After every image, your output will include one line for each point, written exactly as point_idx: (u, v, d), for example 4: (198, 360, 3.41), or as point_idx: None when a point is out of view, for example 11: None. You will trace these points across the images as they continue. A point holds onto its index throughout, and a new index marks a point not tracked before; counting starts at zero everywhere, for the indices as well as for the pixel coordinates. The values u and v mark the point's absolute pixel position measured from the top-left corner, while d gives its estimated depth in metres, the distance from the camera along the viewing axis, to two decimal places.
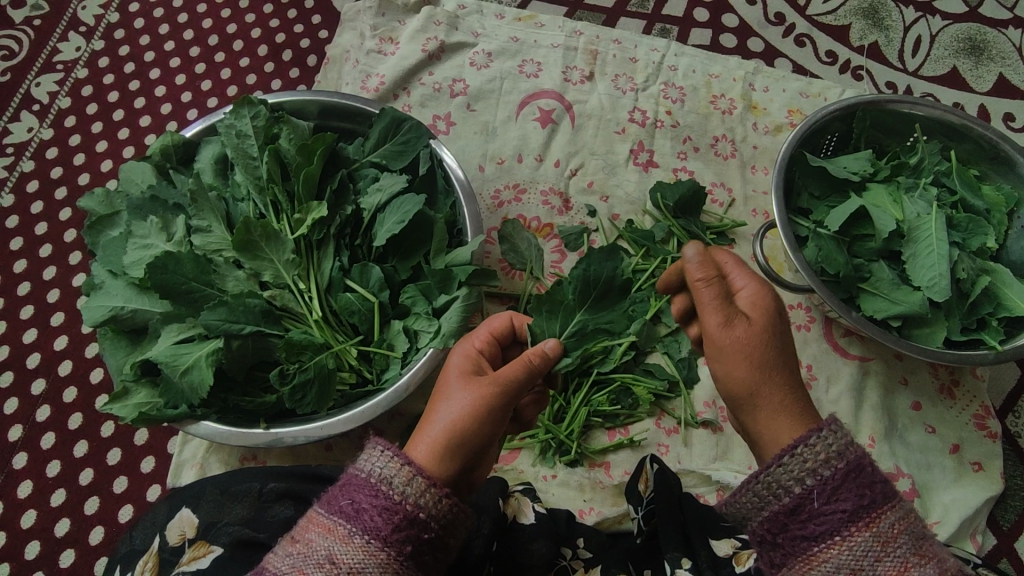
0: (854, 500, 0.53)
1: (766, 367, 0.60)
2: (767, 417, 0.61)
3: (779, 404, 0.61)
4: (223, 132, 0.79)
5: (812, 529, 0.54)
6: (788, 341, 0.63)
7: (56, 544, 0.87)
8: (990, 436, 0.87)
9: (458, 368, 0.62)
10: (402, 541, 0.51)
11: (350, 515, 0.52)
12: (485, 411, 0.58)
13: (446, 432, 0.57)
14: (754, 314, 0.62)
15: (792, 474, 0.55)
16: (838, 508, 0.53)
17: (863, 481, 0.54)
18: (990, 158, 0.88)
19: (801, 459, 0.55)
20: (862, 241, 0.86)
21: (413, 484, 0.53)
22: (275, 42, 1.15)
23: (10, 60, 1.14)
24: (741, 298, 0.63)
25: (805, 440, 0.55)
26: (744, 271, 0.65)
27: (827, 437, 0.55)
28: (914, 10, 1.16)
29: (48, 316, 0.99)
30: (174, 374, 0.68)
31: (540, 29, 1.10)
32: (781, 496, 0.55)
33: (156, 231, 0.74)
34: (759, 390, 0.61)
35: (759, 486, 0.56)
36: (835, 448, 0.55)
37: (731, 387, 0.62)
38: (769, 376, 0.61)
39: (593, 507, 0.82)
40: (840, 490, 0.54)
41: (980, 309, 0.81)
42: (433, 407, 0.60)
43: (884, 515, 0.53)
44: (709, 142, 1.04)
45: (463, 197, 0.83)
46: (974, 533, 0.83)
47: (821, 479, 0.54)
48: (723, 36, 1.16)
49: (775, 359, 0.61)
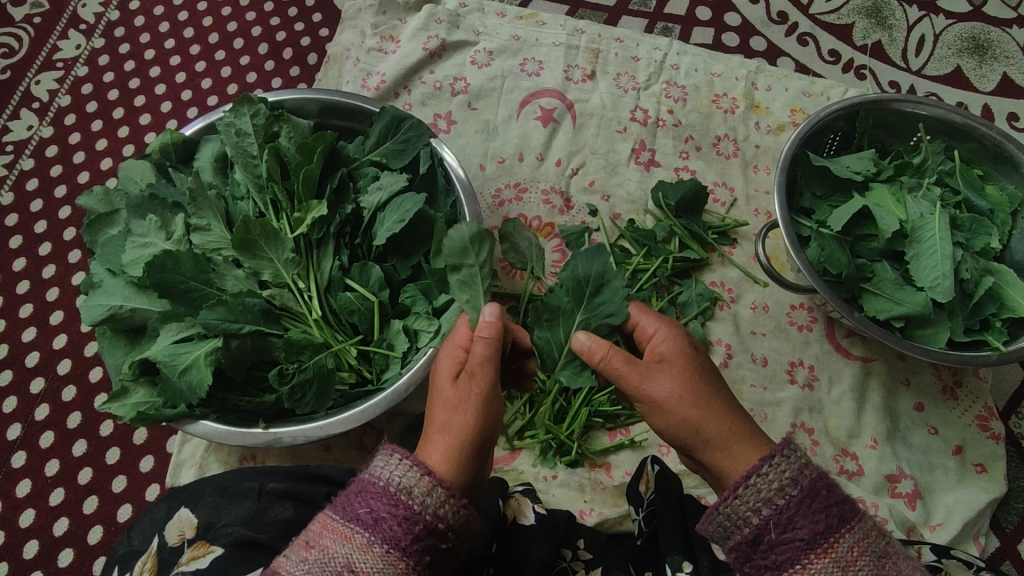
0: (810, 527, 0.53)
1: (703, 399, 0.61)
2: (719, 452, 0.60)
3: (727, 432, 0.60)
4: (223, 130, 0.78)
5: (773, 559, 0.54)
6: (715, 375, 0.64)
7: (54, 543, 0.87)
8: (993, 437, 0.87)
9: (447, 371, 0.62)
10: (421, 551, 0.52)
11: (369, 524, 0.52)
12: (482, 408, 0.60)
13: (455, 435, 0.58)
14: (670, 360, 0.63)
15: (748, 506, 0.55)
16: (796, 536, 0.53)
17: (818, 506, 0.53)
18: (994, 157, 0.88)
19: (756, 490, 0.55)
20: (865, 241, 0.85)
21: (433, 494, 0.53)
22: (276, 40, 1.14)
23: (10, 58, 1.14)
24: (656, 344, 0.65)
25: (759, 470, 0.55)
26: (655, 318, 0.67)
27: (780, 464, 0.55)
28: (918, 9, 1.15)
29: (47, 315, 0.98)
30: (173, 374, 0.68)
31: (541, 28, 1.10)
32: (741, 527, 0.55)
33: (154, 230, 0.74)
34: (701, 429, 0.61)
35: (720, 517, 0.56)
36: (788, 475, 0.55)
37: (676, 435, 0.62)
38: (710, 408, 0.61)
39: (593, 507, 0.81)
40: (796, 517, 0.53)
41: (983, 310, 0.81)
42: (432, 414, 0.60)
43: (842, 539, 0.53)
44: (711, 141, 1.03)
45: (463, 196, 0.82)
46: (977, 535, 0.83)
47: (778, 507, 0.54)
48: (725, 35, 1.15)
49: (707, 393, 0.62)
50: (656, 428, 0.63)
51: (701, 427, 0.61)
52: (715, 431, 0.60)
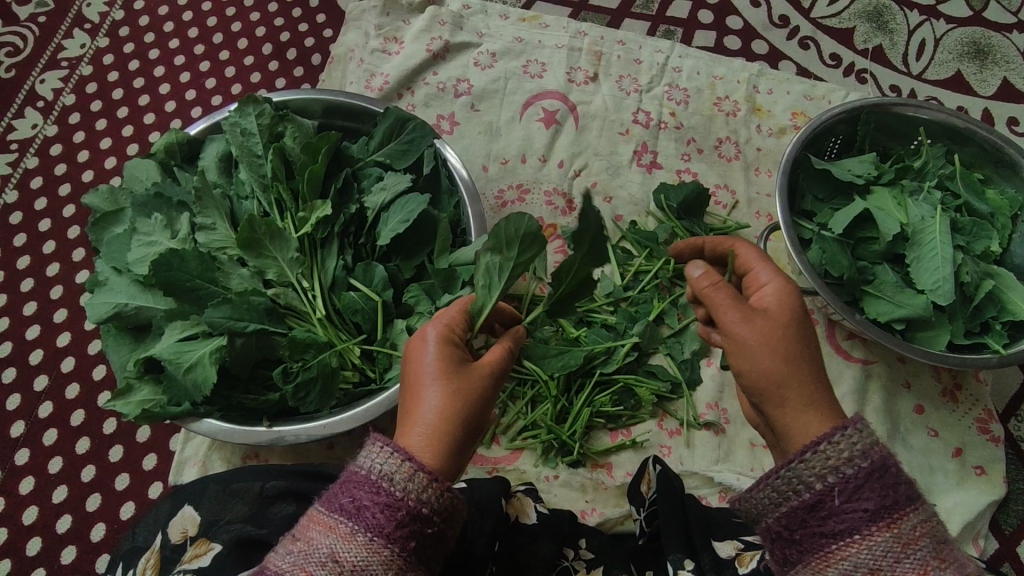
0: (876, 500, 0.51)
1: (795, 357, 0.58)
2: (797, 412, 0.57)
3: (807, 397, 0.57)
4: (228, 130, 0.79)
5: (831, 528, 0.52)
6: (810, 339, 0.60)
7: (58, 540, 0.87)
8: (993, 439, 0.87)
9: (436, 351, 0.59)
10: (406, 537, 0.51)
11: (352, 513, 0.51)
12: (474, 397, 0.57)
13: (439, 425, 0.55)
14: (773, 309, 0.60)
15: (812, 471, 0.53)
16: (859, 507, 0.51)
17: (886, 482, 0.52)
18: (994, 161, 0.88)
19: (824, 456, 0.53)
20: (865, 244, 0.86)
21: (415, 480, 0.52)
22: (279, 40, 1.15)
23: (16, 56, 1.14)
24: (762, 294, 0.62)
25: (830, 436, 0.54)
26: (771, 269, 0.64)
27: (852, 434, 0.53)
28: (919, 14, 1.16)
29: (51, 313, 0.99)
30: (178, 371, 0.68)
31: (544, 30, 1.10)
32: (800, 492, 0.54)
33: (160, 228, 0.74)
34: (787, 382, 0.57)
35: (779, 481, 0.54)
36: (859, 448, 0.53)
37: (756, 385, 0.59)
38: (799, 367, 0.58)
39: (595, 508, 0.82)
40: (863, 489, 0.52)
41: (983, 313, 0.81)
42: (415, 397, 0.57)
43: (905, 518, 0.51)
44: (713, 144, 1.03)
45: (467, 197, 0.83)
46: (976, 536, 0.83)
47: (844, 477, 0.52)
48: (727, 38, 1.16)
49: (800, 350, 0.58)
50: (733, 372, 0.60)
51: (784, 384, 0.57)
52: (790, 395, 0.57)
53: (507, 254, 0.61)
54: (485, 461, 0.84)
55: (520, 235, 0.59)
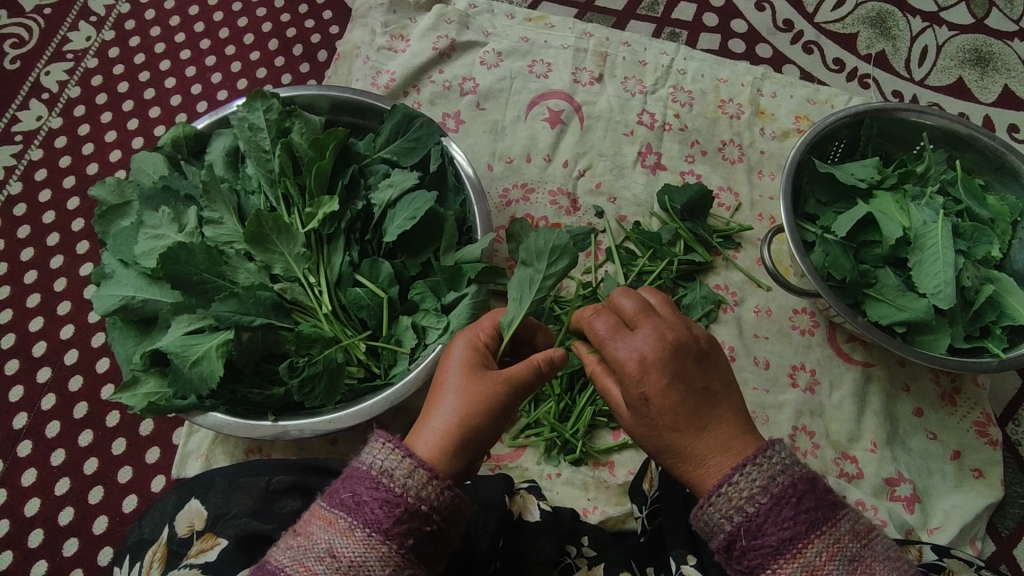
0: (778, 534, 0.51)
1: (660, 428, 0.56)
2: (692, 465, 0.56)
3: (710, 453, 0.55)
4: (235, 125, 0.79)
5: (746, 565, 0.52)
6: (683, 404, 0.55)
7: (60, 532, 0.87)
8: (990, 443, 0.88)
9: (461, 358, 0.60)
10: (404, 533, 0.51)
11: (351, 508, 0.52)
12: (486, 402, 0.57)
13: (448, 427, 0.56)
14: (633, 380, 0.56)
15: (721, 514, 0.53)
16: (766, 542, 0.51)
17: (789, 511, 0.51)
18: (995, 167, 0.89)
19: (727, 497, 0.53)
20: (868, 247, 0.87)
21: (414, 476, 0.52)
22: (286, 36, 1.15)
23: (21, 48, 1.14)
24: (622, 360, 0.56)
25: (729, 479, 0.53)
26: (631, 333, 0.57)
27: (750, 472, 0.53)
28: (921, 20, 1.17)
29: (55, 305, 0.98)
30: (183, 365, 0.68)
31: (550, 30, 1.11)
32: (716, 533, 0.53)
33: (167, 221, 0.75)
34: (676, 443, 0.56)
35: (697, 524, 0.55)
36: (758, 483, 0.52)
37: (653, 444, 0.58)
38: (677, 434, 0.56)
39: (597, 506, 0.82)
40: (766, 525, 0.51)
41: (983, 317, 0.82)
42: (434, 398, 0.59)
43: (811, 545, 0.50)
44: (716, 146, 1.04)
45: (473, 195, 0.83)
46: (973, 539, 0.84)
47: (748, 515, 0.52)
48: (732, 41, 1.16)
49: (676, 412, 0.56)
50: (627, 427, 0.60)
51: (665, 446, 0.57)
52: (684, 452, 0.56)
53: (538, 267, 0.65)
54: (488, 458, 0.85)
55: (547, 248, 0.65)
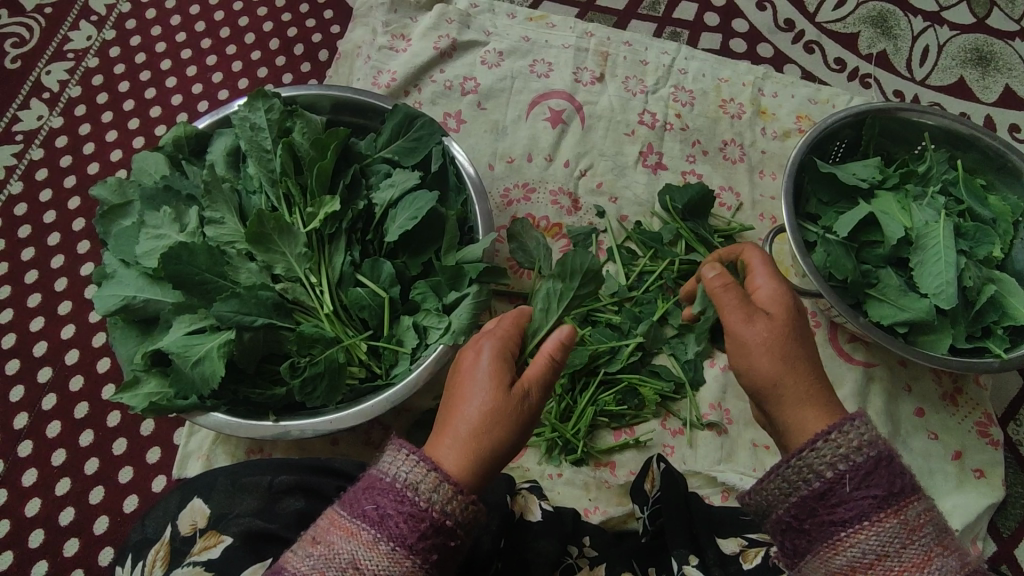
0: (883, 486, 0.53)
1: (785, 367, 0.61)
2: (794, 407, 0.60)
3: (803, 391, 0.60)
4: (237, 124, 0.79)
5: (839, 514, 0.53)
6: (799, 342, 0.61)
7: (61, 532, 0.87)
8: (992, 443, 0.88)
9: (488, 369, 0.59)
10: (428, 548, 0.51)
11: (375, 520, 0.51)
12: (513, 417, 0.57)
13: (476, 440, 0.56)
14: (774, 309, 0.63)
15: (823, 459, 0.55)
16: (868, 493, 0.53)
17: (891, 470, 0.53)
18: (997, 167, 0.89)
19: (834, 444, 0.55)
20: (869, 247, 0.87)
21: (440, 490, 0.52)
22: (287, 35, 1.15)
23: (22, 47, 1.14)
24: (759, 295, 0.65)
25: (839, 427, 0.55)
26: (767, 271, 0.67)
27: (860, 425, 0.55)
28: (922, 20, 1.17)
29: (56, 304, 0.98)
30: (186, 365, 0.68)
31: (551, 29, 1.11)
32: (811, 480, 0.55)
33: (169, 221, 0.75)
34: (787, 381, 0.60)
35: (788, 471, 0.56)
36: (866, 437, 0.55)
37: (755, 377, 0.62)
38: (790, 374, 0.60)
39: (598, 506, 0.82)
40: (871, 476, 0.53)
41: (985, 317, 0.82)
42: (458, 408, 0.58)
43: (911, 505, 0.53)
44: (718, 146, 1.04)
45: (475, 195, 0.83)
46: (975, 538, 0.84)
47: (854, 464, 0.54)
48: (733, 40, 1.16)
49: (794, 349, 0.61)
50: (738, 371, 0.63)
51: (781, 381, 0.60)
52: (796, 394, 0.60)
53: None
54: None
55: None
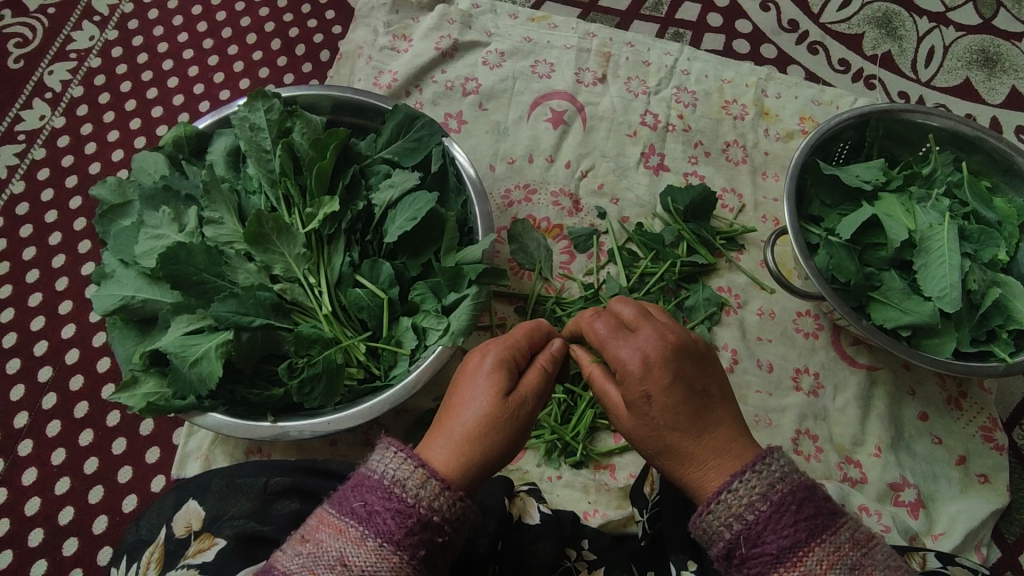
0: (777, 542, 0.50)
1: (664, 448, 0.58)
2: (684, 488, 0.58)
3: (687, 474, 0.57)
4: (236, 124, 0.78)
5: (747, 574, 0.52)
6: (672, 402, 0.57)
7: (60, 532, 0.87)
8: (997, 448, 0.87)
9: (490, 373, 0.59)
10: (415, 544, 0.50)
11: (363, 517, 0.51)
12: (508, 424, 0.57)
13: (467, 444, 0.56)
14: (637, 388, 0.58)
15: (718, 522, 0.53)
16: (764, 551, 0.51)
17: (786, 520, 0.51)
18: (1002, 170, 0.88)
19: (725, 505, 0.53)
20: (872, 250, 0.86)
21: (427, 487, 0.52)
22: (289, 36, 1.15)
23: (25, 47, 1.14)
24: (621, 351, 0.59)
25: (728, 486, 0.53)
26: (611, 331, 0.61)
27: (749, 479, 0.53)
28: (928, 21, 1.16)
29: (57, 304, 0.98)
30: (183, 365, 0.68)
31: (553, 30, 1.10)
32: (714, 541, 0.53)
33: (168, 221, 0.74)
34: (669, 463, 0.58)
35: (695, 532, 0.55)
36: (758, 490, 0.52)
37: (646, 445, 0.59)
38: (673, 453, 0.57)
39: (597, 509, 0.81)
40: (765, 532, 0.51)
41: (990, 321, 0.81)
42: (455, 409, 0.58)
43: (811, 553, 0.50)
44: (720, 147, 1.03)
45: (474, 195, 0.83)
46: (979, 545, 0.83)
47: (747, 522, 0.52)
48: (736, 41, 1.16)
49: (668, 429, 0.57)
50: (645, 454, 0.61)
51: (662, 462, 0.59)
52: (680, 473, 0.58)
53: None
54: None
55: None
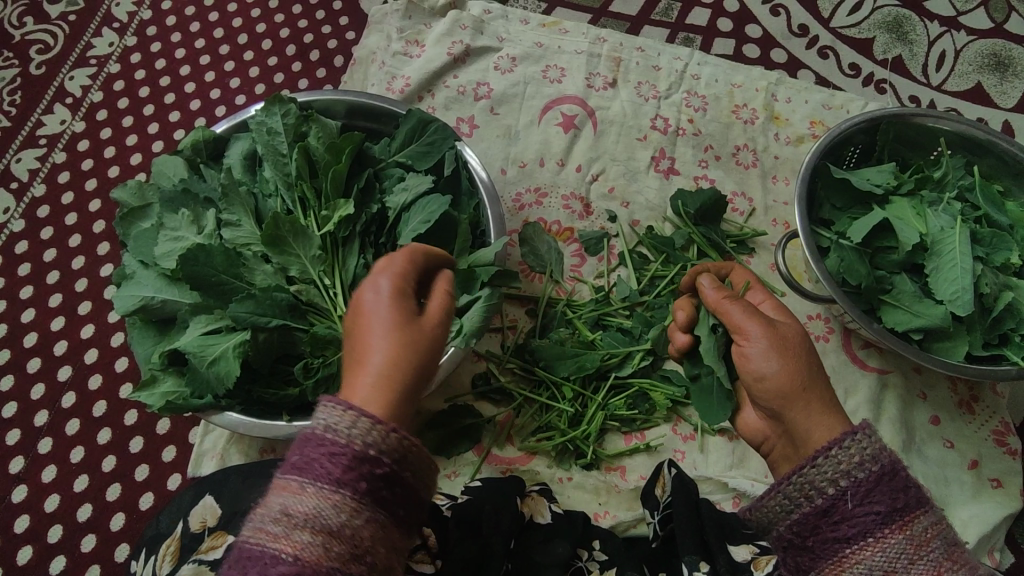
0: (887, 502, 0.54)
1: (811, 363, 0.63)
2: (812, 411, 0.61)
3: (820, 403, 0.61)
4: (254, 128, 0.80)
5: (845, 530, 0.54)
6: (810, 353, 0.64)
7: (78, 528, 0.89)
8: (1010, 452, 0.87)
9: (389, 304, 0.56)
10: (355, 479, 0.49)
11: (300, 468, 0.49)
12: (422, 349, 0.55)
13: (388, 378, 0.53)
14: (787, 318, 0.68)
15: (825, 476, 0.56)
16: (871, 510, 0.54)
17: (897, 484, 0.54)
18: (1014, 173, 0.89)
19: (835, 461, 0.56)
20: (884, 253, 0.86)
21: (356, 423, 0.50)
22: (303, 42, 1.16)
23: (46, 54, 1.17)
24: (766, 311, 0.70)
25: (840, 442, 0.57)
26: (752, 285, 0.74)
27: (861, 440, 0.56)
28: (939, 25, 1.16)
29: (76, 305, 1.00)
30: (201, 364, 0.69)
31: (564, 35, 1.11)
32: (815, 496, 0.56)
33: (187, 224, 0.76)
34: (810, 381, 0.62)
35: (792, 486, 0.58)
36: (868, 452, 0.56)
37: (780, 383, 0.62)
38: (812, 372, 0.63)
39: (608, 511, 0.82)
40: (874, 492, 0.54)
41: (1002, 325, 0.81)
42: (364, 347, 0.55)
43: (917, 519, 0.53)
44: (730, 151, 1.04)
45: (487, 199, 0.85)
46: (992, 549, 0.83)
47: (856, 480, 0.55)
48: (746, 46, 1.16)
49: (810, 352, 0.64)
50: (766, 368, 0.63)
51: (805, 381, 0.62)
52: (812, 393, 0.62)
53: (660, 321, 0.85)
54: (499, 462, 0.84)
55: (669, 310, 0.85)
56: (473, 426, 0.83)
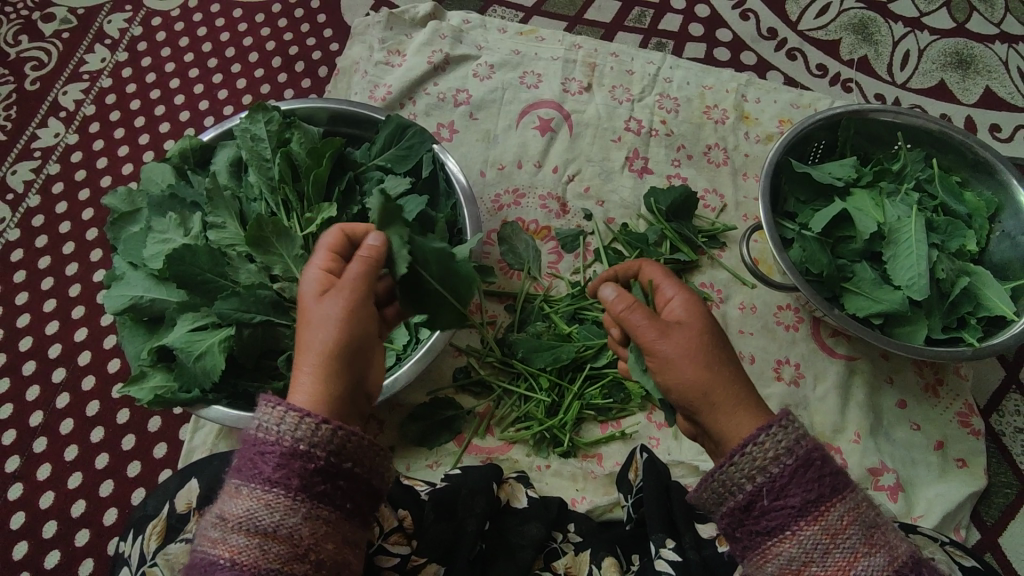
0: (801, 495, 0.55)
1: (716, 364, 0.61)
2: (724, 414, 0.61)
3: (732, 400, 0.61)
4: (238, 135, 0.84)
5: (764, 524, 0.56)
6: (718, 350, 0.62)
7: (73, 523, 0.91)
8: (973, 433, 0.90)
9: (313, 292, 0.59)
10: (287, 476, 0.53)
11: (240, 471, 0.54)
12: (347, 325, 0.57)
13: (319, 367, 0.56)
14: (690, 317, 0.64)
15: (743, 473, 0.57)
16: (787, 504, 0.56)
17: (811, 476, 0.56)
18: (972, 165, 0.92)
19: (751, 458, 0.56)
20: (844, 243, 0.89)
21: (285, 421, 0.54)
22: (289, 54, 1.21)
23: (41, 70, 1.21)
24: (672, 309, 0.66)
25: (754, 439, 0.57)
26: (667, 280, 0.68)
27: (775, 434, 0.56)
28: (903, 26, 1.21)
29: (70, 310, 1.03)
30: (189, 359, 0.73)
31: (540, 43, 1.15)
32: (735, 492, 0.57)
33: (174, 226, 0.79)
34: (716, 386, 0.61)
35: (715, 483, 0.59)
36: (783, 445, 0.56)
37: (686, 394, 0.62)
38: (722, 372, 0.62)
39: (585, 496, 0.85)
40: (789, 486, 0.56)
41: (959, 309, 0.85)
42: (301, 337, 0.58)
43: (832, 508, 0.55)
44: (701, 150, 1.08)
45: (463, 200, 0.88)
46: (957, 526, 0.86)
47: (771, 476, 0.56)
48: (716, 49, 1.21)
49: (713, 351, 0.62)
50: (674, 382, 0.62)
51: (709, 387, 0.61)
52: (723, 397, 0.61)
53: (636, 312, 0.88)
54: (478, 450, 0.88)
55: None
56: (454, 417, 0.86)
